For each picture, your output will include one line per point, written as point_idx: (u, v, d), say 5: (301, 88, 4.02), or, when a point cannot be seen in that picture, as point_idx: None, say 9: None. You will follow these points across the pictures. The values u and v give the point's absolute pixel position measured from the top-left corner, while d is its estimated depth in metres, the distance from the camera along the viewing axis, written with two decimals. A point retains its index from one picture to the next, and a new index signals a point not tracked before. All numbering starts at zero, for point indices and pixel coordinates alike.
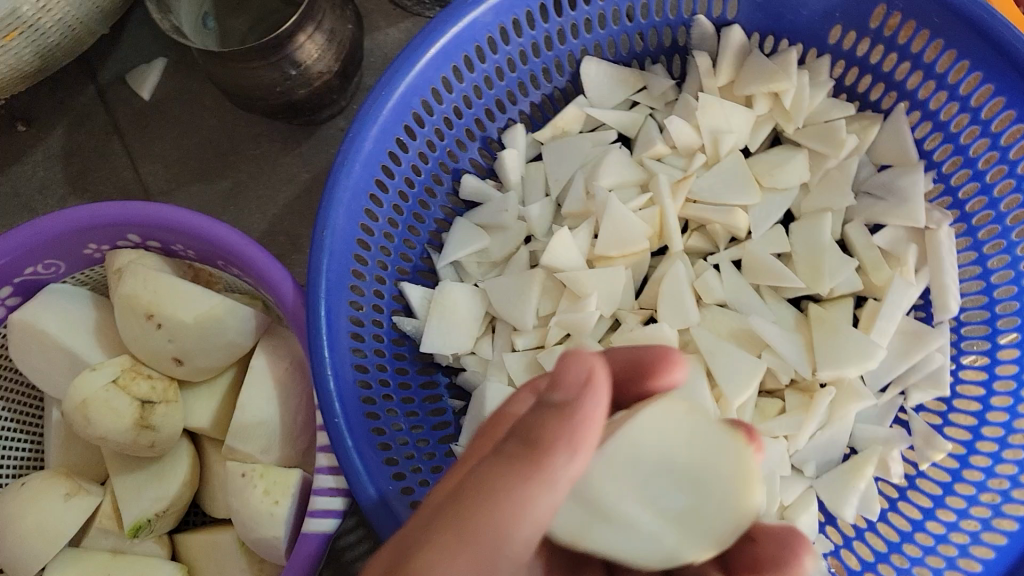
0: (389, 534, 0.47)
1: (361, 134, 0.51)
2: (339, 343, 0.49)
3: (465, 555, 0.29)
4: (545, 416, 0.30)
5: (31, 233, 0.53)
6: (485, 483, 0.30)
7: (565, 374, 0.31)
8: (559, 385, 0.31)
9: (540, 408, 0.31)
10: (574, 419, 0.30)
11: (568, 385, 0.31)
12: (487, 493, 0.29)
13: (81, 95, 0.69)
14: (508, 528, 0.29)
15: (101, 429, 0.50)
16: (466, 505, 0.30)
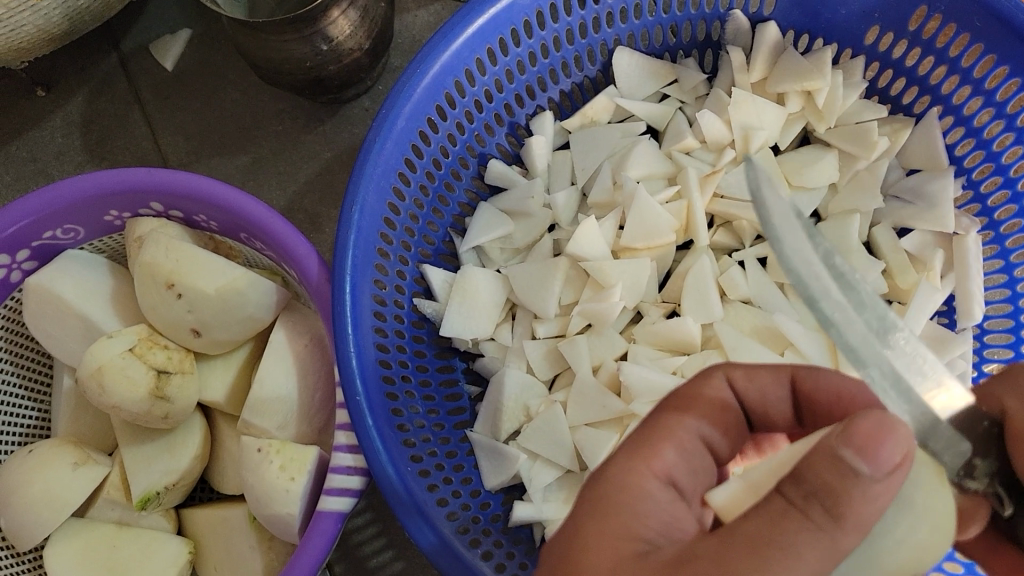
0: (411, 524, 0.46)
1: (394, 111, 0.50)
2: (363, 321, 0.49)
3: None
4: (844, 484, 0.28)
5: (54, 196, 0.53)
6: (771, 542, 0.28)
7: (882, 448, 0.27)
8: (859, 445, 0.27)
9: (838, 470, 0.28)
10: (880, 493, 0.27)
11: (879, 462, 0.27)
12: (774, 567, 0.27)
13: (102, 63, 0.69)
14: None
15: (116, 397, 0.49)
16: (753, 562, 0.28)
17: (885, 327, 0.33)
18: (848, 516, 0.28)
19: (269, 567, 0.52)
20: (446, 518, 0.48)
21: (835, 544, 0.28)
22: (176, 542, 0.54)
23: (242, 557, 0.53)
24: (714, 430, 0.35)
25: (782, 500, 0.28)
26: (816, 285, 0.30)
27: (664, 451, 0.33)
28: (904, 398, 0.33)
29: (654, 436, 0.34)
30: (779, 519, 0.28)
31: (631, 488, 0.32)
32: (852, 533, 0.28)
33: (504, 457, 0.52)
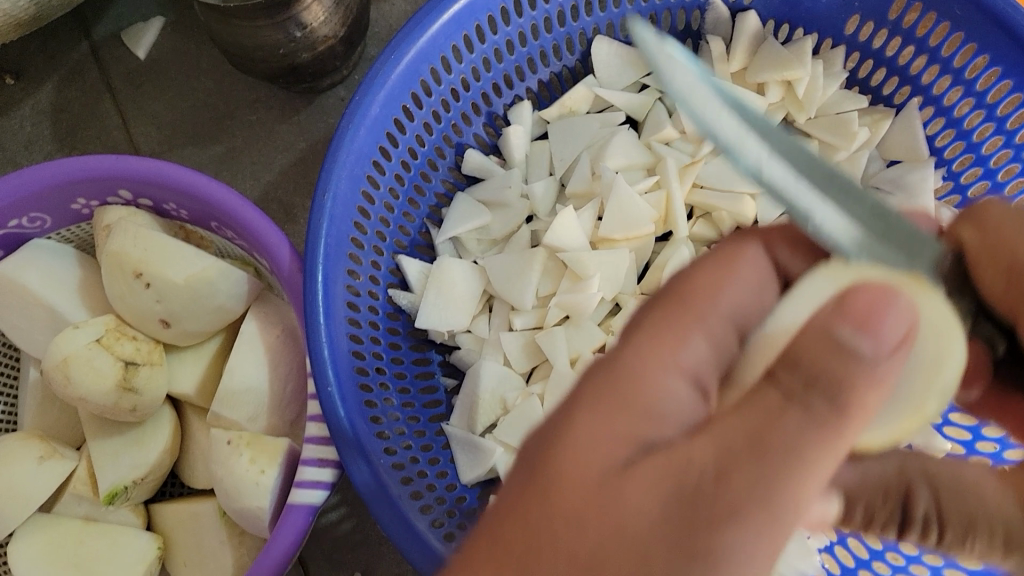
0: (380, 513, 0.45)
1: (368, 97, 0.49)
2: (335, 311, 0.48)
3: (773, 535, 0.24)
4: (844, 366, 0.24)
5: (19, 183, 0.51)
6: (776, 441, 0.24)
7: (884, 320, 0.24)
8: (858, 317, 0.24)
9: (837, 352, 0.24)
10: (882, 372, 0.24)
11: (886, 333, 0.24)
12: (784, 473, 0.23)
13: (73, 51, 0.67)
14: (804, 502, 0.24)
15: (81, 389, 0.48)
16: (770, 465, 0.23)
17: (815, 166, 0.28)
18: (853, 404, 0.24)
19: (239, 562, 0.51)
20: (420, 509, 0.47)
21: (841, 436, 0.24)
22: (144, 538, 0.53)
23: (212, 553, 0.52)
24: (746, 304, 0.31)
25: (776, 391, 0.24)
26: (726, 127, 0.26)
27: (690, 337, 0.28)
28: (861, 247, 0.28)
29: (683, 310, 0.29)
30: (777, 416, 0.24)
31: (642, 375, 0.27)
32: (856, 419, 0.24)
33: (481, 451, 0.52)
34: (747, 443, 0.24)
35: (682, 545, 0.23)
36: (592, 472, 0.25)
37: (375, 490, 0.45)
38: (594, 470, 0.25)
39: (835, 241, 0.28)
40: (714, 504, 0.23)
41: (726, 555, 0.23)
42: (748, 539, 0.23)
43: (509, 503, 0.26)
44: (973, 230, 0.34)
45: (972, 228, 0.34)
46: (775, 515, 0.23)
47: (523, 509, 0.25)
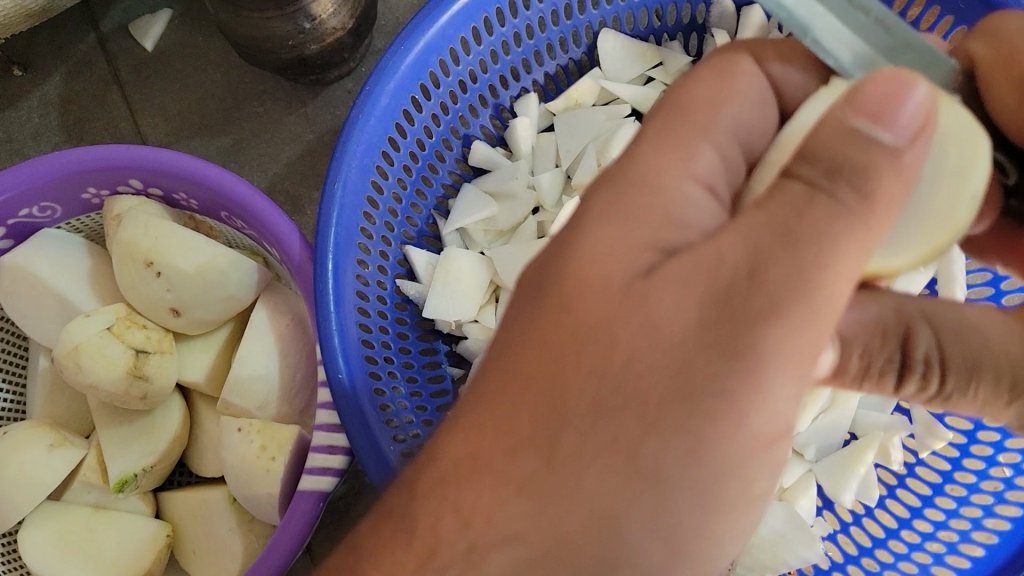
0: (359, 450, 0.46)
1: (377, 88, 0.50)
2: (345, 299, 0.48)
3: (807, 334, 0.25)
4: (868, 157, 0.25)
5: (30, 171, 0.52)
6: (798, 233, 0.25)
7: (901, 110, 0.24)
8: (874, 111, 0.24)
9: (857, 143, 0.25)
10: (909, 167, 0.25)
11: (905, 124, 0.24)
12: (815, 269, 0.25)
13: (81, 43, 0.68)
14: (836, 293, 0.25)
15: (93, 376, 0.49)
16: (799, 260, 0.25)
17: None
18: (878, 195, 0.25)
19: (249, 549, 0.51)
20: None
21: (868, 222, 0.25)
22: (153, 525, 0.53)
23: (221, 540, 0.52)
24: (746, 116, 0.31)
25: (801, 184, 0.25)
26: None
27: (701, 150, 0.29)
28: (857, 59, 0.30)
29: (689, 131, 0.30)
30: (802, 207, 0.25)
31: (661, 189, 0.28)
32: (883, 206, 0.25)
33: None
34: (775, 234, 0.25)
35: (718, 350, 0.25)
36: (618, 286, 0.27)
37: (370, 448, 0.46)
38: (619, 287, 0.27)
39: (836, 52, 0.30)
40: (746, 308, 0.25)
41: (763, 354, 0.25)
42: (784, 334, 0.25)
43: (538, 328, 0.27)
44: (986, 44, 0.36)
45: (982, 44, 0.36)
46: (809, 308, 0.25)
47: (553, 332, 0.27)
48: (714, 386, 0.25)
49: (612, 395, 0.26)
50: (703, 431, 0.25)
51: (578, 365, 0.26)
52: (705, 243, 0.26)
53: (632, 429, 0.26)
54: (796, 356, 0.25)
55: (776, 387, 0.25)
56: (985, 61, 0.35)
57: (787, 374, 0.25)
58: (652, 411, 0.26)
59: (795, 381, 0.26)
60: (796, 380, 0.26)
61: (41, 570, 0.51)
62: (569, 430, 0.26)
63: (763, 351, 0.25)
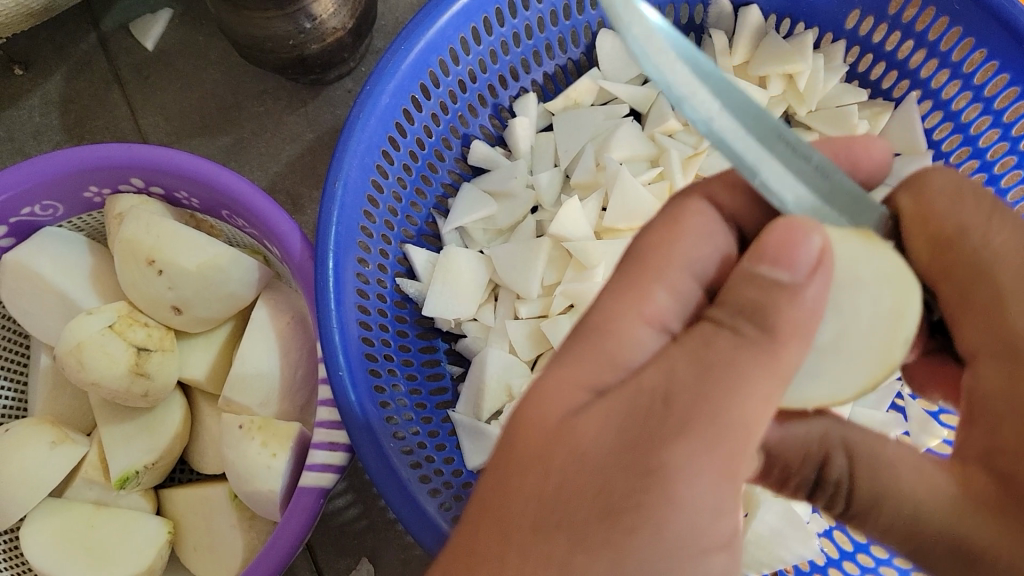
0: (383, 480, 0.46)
1: (378, 87, 0.50)
2: (346, 298, 0.49)
3: (721, 454, 0.25)
4: (768, 296, 0.26)
5: (32, 171, 0.52)
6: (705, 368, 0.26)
7: (797, 250, 0.26)
8: (772, 256, 0.26)
9: (759, 286, 0.26)
10: (809, 298, 0.26)
11: (797, 263, 0.26)
12: (722, 391, 0.25)
13: (82, 42, 0.68)
14: (751, 422, 0.26)
15: (94, 373, 0.49)
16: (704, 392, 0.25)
17: (768, 129, 0.28)
18: (779, 326, 0.26)
19: (249, 546, 0.52)
20: (429, 493, 0.47)
21: (775, 358, 0.26)
22: (154, 522, 0.54)
23: (221, 537, 0.53)
24: (705, 262, 0.31)
25: (710, 323, 0.27)
26: (672, 91, 0.26)
27: (654, 293, 0.30)
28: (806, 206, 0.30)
29: (638, 275, 0.30)
30: (711, 339, 0.26)
31: (606, 328, 0.29)
32: (791, 341, 0.26)
33: (486, 436, 0.52)
34: (689, 366, 0.26)
35: (634, 470, 0.25)
36: (555, 421, 0.27)
37: (372, 447, 0.46)
38: (558, 421, 0.27)
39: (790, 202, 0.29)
40: (660, 436, 0.25)
41: (674, 468, 0.25)
42: (695, 452, 0.25)
43: (488, 471, 0.28)
44: (910, 197, 0.35)
45: (909, 194, 0.35)
46: (719, 427, 0.25)
47: (497, 470, 0.28)
48: (632, 503, 0.25)
49: (545, 519, 0.26)
50: (623, 542, 0.25)
51: (516, 488, 0.27)
52: (629, 380, 0.27)
53: (555, 548, 0.25)
54: (711, 477, 0.25)
55: (691, 499, 0.25)
56: (908, 214, 0.35)
57: (700, 485, 0.25)
58: (577, 527, 0.25)
59: (711, 494, 0.25)
60: (712, 494, 0.25)
61: (43, 566, 0.51)
62: (513, 551, 0.26)
63: (674, 470, 0.25)
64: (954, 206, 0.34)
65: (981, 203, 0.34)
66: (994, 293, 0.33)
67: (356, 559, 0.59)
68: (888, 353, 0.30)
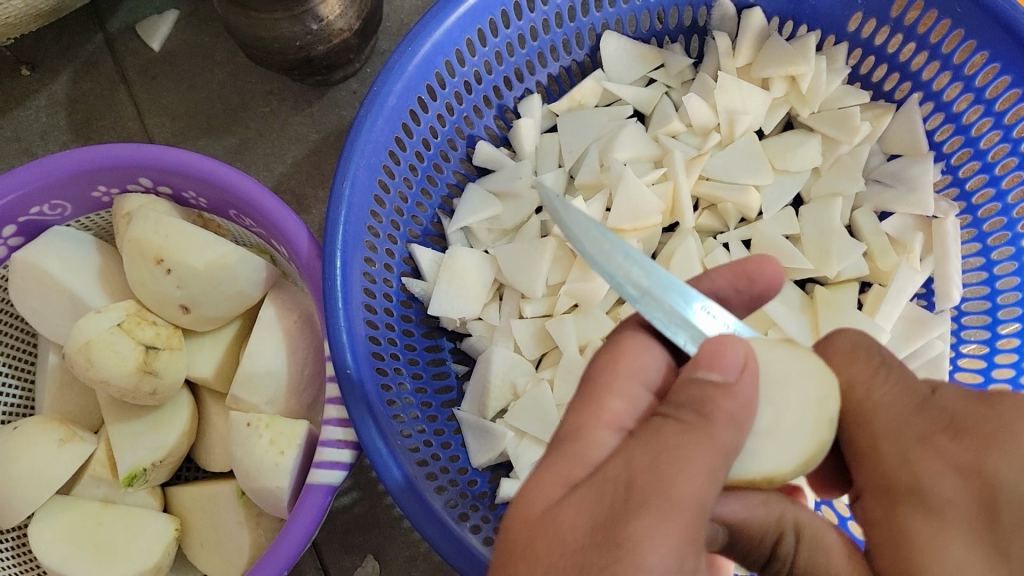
0: (416, 514, 0.45)
1: (385, 88, 0.50)
2: (353, 297, 0.49)
3: (681, 523, 0.26)
4: (707, 393, 0.29)
5: (41, 171, 0.52)
6: (660, 452, 0.28)
7: (726, 355, 0.30)
8: (708, 362, 0.30)
9: (697, 386, 0.29)
10: (744, 396, 0.29)
11: (728, 366, 0.30)
12: (670, 471, 0.27)
13: (88, 43, 0.68)
14: (705, 492, 0.27)
15: (103, 371, 0.49)
16: (661, 471, 0.27)
17: (672, 286, 0.34)
18: (716, 414, 0.29)
19: (256, 543, 0.52)
20: (437, 494, 0.48)
21: (714, 440, 0.28)
22: (161, 520, 0.54)
23: (228, 535, 0.53)
24: (652, 375, 0.34)
25: (659, 417, 0.29)
26: (595, 251, 0.34)
27: (608, 401, 0.32)
28: None
29: (593, 392, 0.33)
30: (659, 429, 0.29)
31: (572, 434, 0.31)
32: (724, 424, 0.29)
33: (492, 435, 0.53)
34: (647, 453, 0.28)
35: (603, 546, 0.26)
36: (541, 514, 0.29)
37: (381, 447, 0.46)
38: (544, 514, 0.29)
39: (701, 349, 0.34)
40: (624, 514, 0.27)
41: (638, 540, 0.26)
42: (654, 522, 0.26)
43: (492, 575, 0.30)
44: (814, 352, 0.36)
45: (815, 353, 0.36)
46: (674, 501, 0.27)
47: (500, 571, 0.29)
48: (604, 573, 0.26)
49: None
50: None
51: None
52: (596, 474, 0.29)
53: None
54: (671, 547, 0.26)
55: (655, 565, 0.26)
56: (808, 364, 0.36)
57: (662, 551, 0.26)
58: None
59: (674, 560, 0.26)
60: (675, 560, 0.26)
61: (51, 564, 0.51)
62: None
63: (637, 540, 0.26)
64: (847, 364, 0.34)
65: (870, 360, 0.34)
66: (872, 445, 0.33)
67: (362, 556, 0.59)
68: (816, 432, 0.33)
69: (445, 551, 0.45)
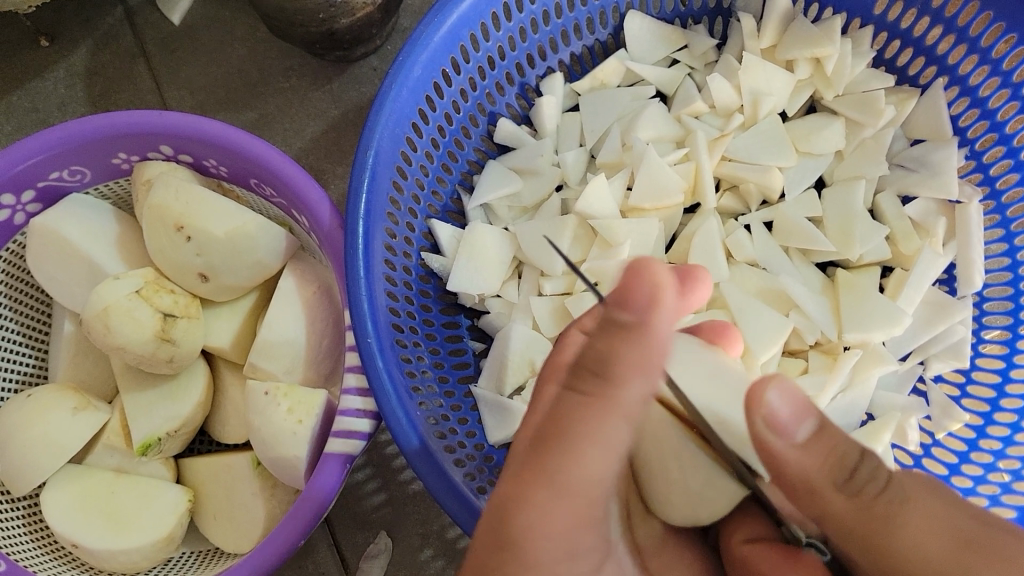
0: (424, 473, 0.45)
1: (411, 58, 0.50)
2: (374, 267, 0.49)
3: (565, 507, 0.31)
4: (616, 340, 0.29)
5: (62, 136, 0.52)
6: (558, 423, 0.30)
7: (634, 291, 0.29)
8: (618, 298, 0.29)
9: (605, 333, 0.29)
10: (655, 334, 0.29)
11: (636, 305, 0.29)
12: (561, 454, 0.31)
13: (108, 15, 0.68)
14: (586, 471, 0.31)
15: (120, 338, 0.49)
16: (546, 451, 0.31)
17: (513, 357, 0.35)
18: (614, 371, 0.29)
19: (271, 514, 0.52)
20: (455, 465, 0.47)
21: (613, 402, 0.30)
22: (174, 490, 0.54)
23: (243, 505, 0.53)
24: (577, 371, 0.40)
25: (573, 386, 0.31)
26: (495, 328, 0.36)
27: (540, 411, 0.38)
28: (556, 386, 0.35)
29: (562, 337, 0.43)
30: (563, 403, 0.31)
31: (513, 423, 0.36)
32: (624, 373, 0.29)
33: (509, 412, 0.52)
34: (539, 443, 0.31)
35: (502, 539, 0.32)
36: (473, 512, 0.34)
37: (394, 408, 0.46)
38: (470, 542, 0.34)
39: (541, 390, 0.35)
40: (509, 509, 0.32)
41: (524, 534, 0.31)
42: (538, 513, 0.31)
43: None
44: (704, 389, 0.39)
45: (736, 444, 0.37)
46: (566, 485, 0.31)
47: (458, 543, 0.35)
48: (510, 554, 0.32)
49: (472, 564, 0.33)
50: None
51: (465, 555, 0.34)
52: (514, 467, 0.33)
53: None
54: (557, 525, 0.32)
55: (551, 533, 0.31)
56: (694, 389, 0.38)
57: (545, 543, 0.32)
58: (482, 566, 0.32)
59: (557, 542, 0.32)
60: (558, 543, 0.32)
61: (62, 531, 0.51)
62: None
63: (524, 529, 0.31)
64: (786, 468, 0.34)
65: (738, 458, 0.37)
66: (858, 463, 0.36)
67: (375, 533, 0.59)
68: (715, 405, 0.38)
69: (460, 519, 0.45)
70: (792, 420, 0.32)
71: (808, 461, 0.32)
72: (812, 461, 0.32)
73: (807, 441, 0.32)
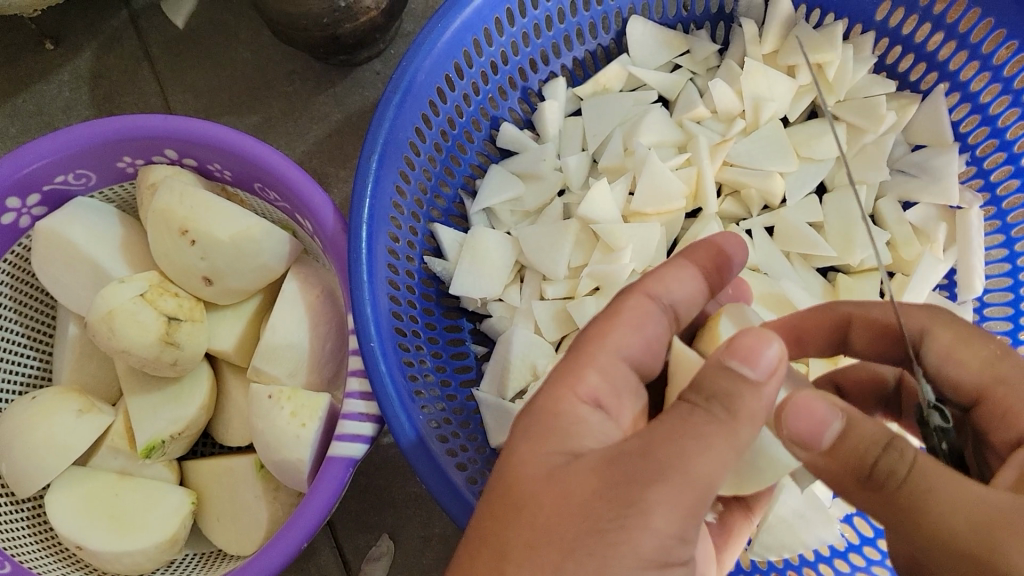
0: (423, 471, 0.45)
1: (414, 64, 0.50)
2: (377, 271, 0.49)
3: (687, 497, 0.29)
4: (734, 389, 0.30)
5: (67, 140, 0.52)
6: (677, 436, 0.30)
7: (762, 355, 0.30)
8: (741, 355, 0.30)
9: (728, 378, 0.30)
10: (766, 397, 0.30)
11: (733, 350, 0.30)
12: (690, 450, 0.29)
13: (112, 19, 0.69)
14: (711, 474, 0.30)
15: (125, 341, 0.49)
16: (658, 457, 0.30)
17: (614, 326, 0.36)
18: (741, 410, 0.30)
19: (274, 517, 0.52)
20: (456, 468, 0.47)
21: (734, 438, 0.30)
22: (178, 493, 0.54)
23: (247, 508, 0.53)
24: (636, 348, 0.36)
25: (686, 404, 0.30)
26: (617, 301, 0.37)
27: (586, 375, 0.34)
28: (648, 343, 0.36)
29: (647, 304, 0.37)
30: (686, 416, 0.30)
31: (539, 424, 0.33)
32: (744, 423, 0.30)
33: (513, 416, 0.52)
34: (637, 454, 0.30)
35: (616, 503, 0.30)
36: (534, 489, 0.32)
37: (395, 408, 0.46)
38: (546, 479, 0.32)
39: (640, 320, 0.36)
40: (625, 486, 0.30)
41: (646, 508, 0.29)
42: (667, 494, 0.29)
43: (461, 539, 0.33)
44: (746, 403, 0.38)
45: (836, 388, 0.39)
46: (690, 477, 0.29)
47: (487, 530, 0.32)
48: (614, 525, 0.29)
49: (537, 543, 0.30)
50: (604, 554, 0.29)
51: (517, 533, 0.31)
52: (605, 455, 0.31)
53: (550, 563, 0.30)
54: (676, 511, 0.29)
55: (662, 526, 0.29)
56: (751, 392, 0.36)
57: (665, 514, 0.29)
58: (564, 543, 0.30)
59: (673, 525, 0.29)
60: (675, 527, 0.30)
61: (66, 533, 0.51)
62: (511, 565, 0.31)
63: (645, 503, 0.29)
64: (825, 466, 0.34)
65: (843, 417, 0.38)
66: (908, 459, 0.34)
67: (377, 536, 0.60)
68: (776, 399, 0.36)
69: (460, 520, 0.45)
70: (811, 415, 0.31)
71: (833, 464, 0.31)
72: (835, 465, 0.31)
73: (831, 446, 0.31)
